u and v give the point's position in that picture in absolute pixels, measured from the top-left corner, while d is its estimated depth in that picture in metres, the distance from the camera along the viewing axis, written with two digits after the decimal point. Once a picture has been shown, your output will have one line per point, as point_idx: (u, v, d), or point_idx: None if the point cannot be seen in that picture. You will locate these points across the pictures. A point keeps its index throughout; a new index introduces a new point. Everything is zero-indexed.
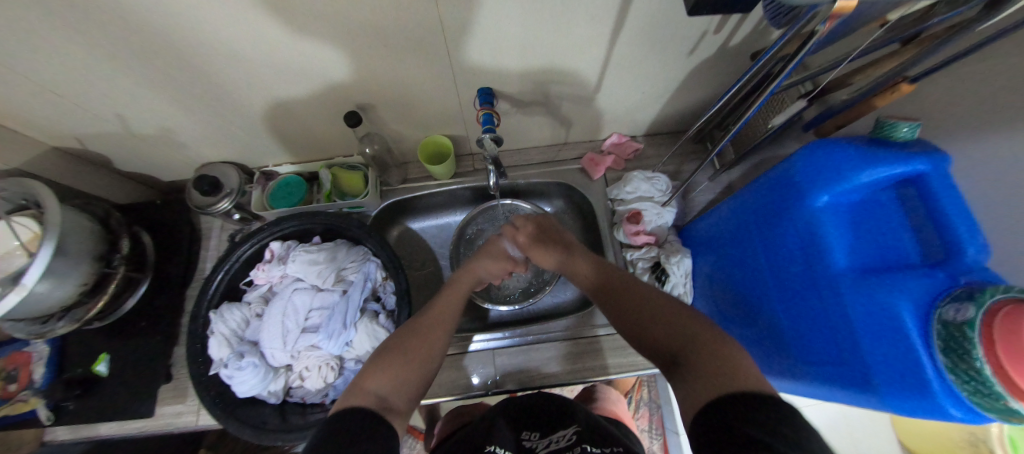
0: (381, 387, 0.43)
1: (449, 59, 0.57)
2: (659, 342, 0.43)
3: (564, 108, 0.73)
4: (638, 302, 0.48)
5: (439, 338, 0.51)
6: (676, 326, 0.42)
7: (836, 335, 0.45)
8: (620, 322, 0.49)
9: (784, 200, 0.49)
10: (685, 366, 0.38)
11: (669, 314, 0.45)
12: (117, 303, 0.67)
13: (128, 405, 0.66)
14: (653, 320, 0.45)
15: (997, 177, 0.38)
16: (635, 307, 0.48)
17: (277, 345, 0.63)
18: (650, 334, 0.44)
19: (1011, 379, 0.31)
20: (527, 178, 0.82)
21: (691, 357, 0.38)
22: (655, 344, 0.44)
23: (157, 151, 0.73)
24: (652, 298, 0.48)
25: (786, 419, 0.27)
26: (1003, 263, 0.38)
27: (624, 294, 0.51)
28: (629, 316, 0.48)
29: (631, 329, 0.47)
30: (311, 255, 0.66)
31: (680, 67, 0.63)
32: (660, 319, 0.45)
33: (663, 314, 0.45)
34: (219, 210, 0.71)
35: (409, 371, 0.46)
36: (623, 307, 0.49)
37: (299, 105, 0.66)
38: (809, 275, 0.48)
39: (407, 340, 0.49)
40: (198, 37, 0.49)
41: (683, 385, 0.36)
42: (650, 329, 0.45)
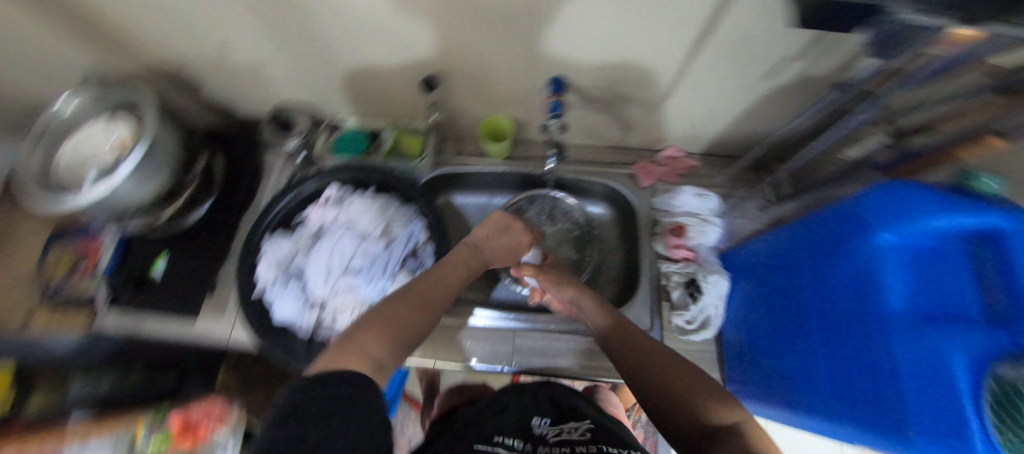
0: (378, 351, 0.43)
1: (531, 44, 0.59)
2: (692, 413, 0.39)
3: (628, 110, 0.74)
4: (675, 368, 0.45)
5: (424, 317, 0.53)
6: (716, 402, 0.39)
7: (874, 374, 0.44)
8: (644, 379, 0.46)
9: (845, 235, 0.49)
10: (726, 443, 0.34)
11: (710, 389, 0.41)
12: (183, 214, 0.74)
13: (175, 309, 0.71)
14: (686, 385, 0.42)
15: None
16: (670, 376, 0.44)
17: (319, 280, 0.67)
18: (677, 398, 0.42)
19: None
20: (576, 174, 0.84)
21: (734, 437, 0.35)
22: (683, 419, 0.40)
23: (243, 83, 0.78)
24: (687, 367, 0.45)
25: None
26: None
27: (655, 360, 0.47)
28: (657, 381, 0.45)
29: (661, 396, 0.43)
30: (366, 204, 0.70)
31: (754, 90, 0.64)
32: (694, 389, 0.42)
33: (701, 388, 0.42)
34: (287, 147, 0.80)
35: (402, 336, 0.48)
36: (651, 372, 0.46)
37: (380, 65, 0.70)
38: (858, 312, 0.46)
39: (410, 318, 0.51)
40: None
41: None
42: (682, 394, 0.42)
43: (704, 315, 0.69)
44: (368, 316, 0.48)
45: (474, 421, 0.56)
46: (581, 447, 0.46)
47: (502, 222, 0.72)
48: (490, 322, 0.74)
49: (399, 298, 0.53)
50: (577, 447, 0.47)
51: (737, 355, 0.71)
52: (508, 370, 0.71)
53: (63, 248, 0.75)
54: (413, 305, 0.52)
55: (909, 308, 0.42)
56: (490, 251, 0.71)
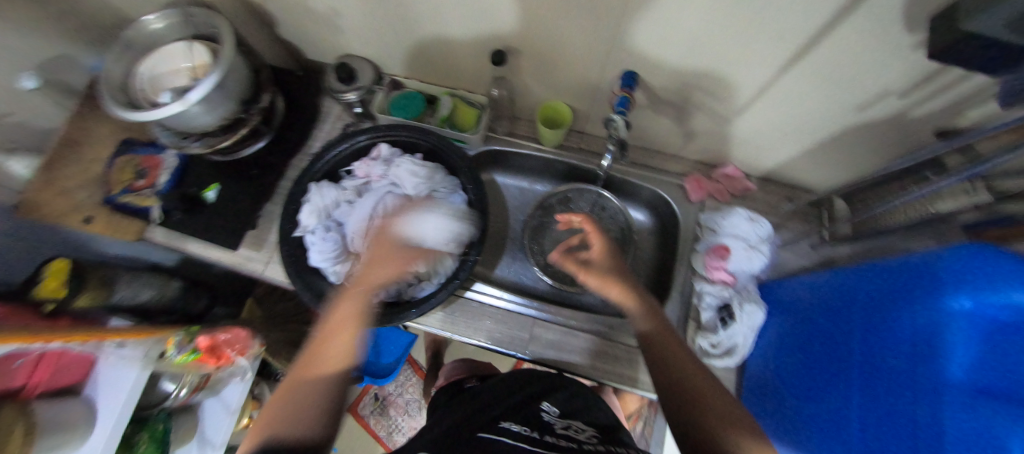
0: (306, 415, 0.43)
1: (614, 32, 0.57)
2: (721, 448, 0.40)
3: (696, 119, 0.70)
4: (704, 392, 0.47)
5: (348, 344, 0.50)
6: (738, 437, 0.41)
7: (913, 442, 0.40)
8: (678, 396, 0.47)
9: (914, 292, 0.45)
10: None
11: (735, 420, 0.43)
12: (239, 146, 0.75)
13: (220, 235, 0.74)
14: (713, 414, 0.44)
15: None
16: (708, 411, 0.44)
17: (359, 232, 0.69)
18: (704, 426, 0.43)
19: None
20: (625, 174, 0.81)
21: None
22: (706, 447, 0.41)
23: (315, 28, 0.79)
24: (715, 394, 0.46)
25: None
26: None
27: (690, 383, 0.48)
28: (688, 402, 0.46)
29: (697, 423, 0.44)
30: (414, 167, 0.71)
31: (840, 120, 0.60)
32: (720, 419, 0.43)
33: (726, 417, 0.43)
34: (345, 99, 0.78)
35: (319, 387, 0.46)
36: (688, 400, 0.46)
37: (454, 30, 0.68)
38: (911, 375, 0.43)
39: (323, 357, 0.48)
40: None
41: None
42: (708, 423, 0.43)
43: (730, 342, 0.66)
44: (293, 380, 0.47)
45: (484, 403, 0.55)
46: (590, 445, 0.43)
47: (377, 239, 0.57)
48: (510, 306, 0.74)
49: (315, 347, 0.49)
50: (584, 445, 0.44)
51: (763, 389, 0.69)
52: (522, 357, 0.71)
53: (129, 159, 0.79)
54: (330, 343, 0.49)
55: (970, 381, 0.38)
56: (354, 283, 0.54)
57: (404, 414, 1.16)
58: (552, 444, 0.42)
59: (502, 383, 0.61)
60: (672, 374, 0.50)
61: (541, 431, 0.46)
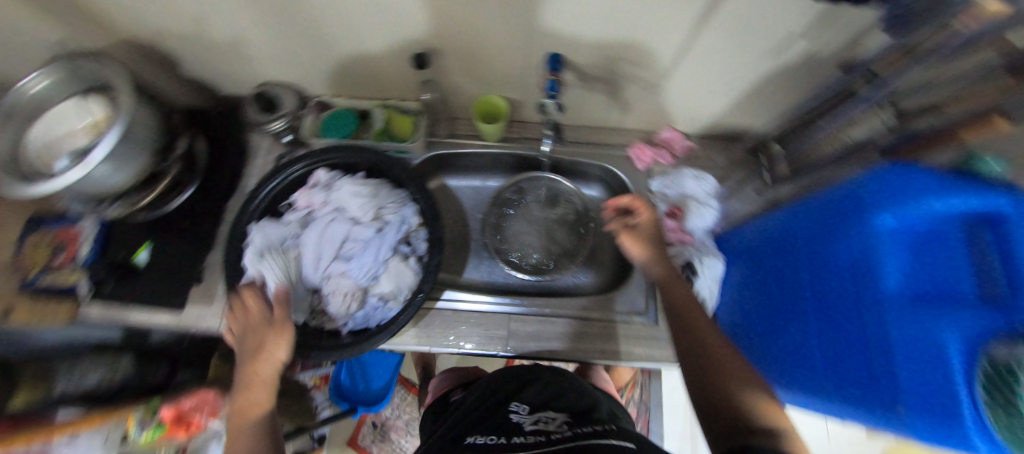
0: None
1: (528, 17, 0.56)
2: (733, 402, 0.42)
3: (628, 89, 0.71)
4: (725, 358, 0.47)
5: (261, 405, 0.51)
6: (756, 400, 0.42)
7: (870, 354, 0.45)
8: (698, 360, 0.48)
9: (846, 219, 0.48)
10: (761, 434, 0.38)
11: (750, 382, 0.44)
12: (165, 199, 0.70)
13: (160, 297, 0.69)
14: (731, 378, 0.45)
15: None
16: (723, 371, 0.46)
17: (310, 265, 0.66)
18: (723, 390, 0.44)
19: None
20: (572, 156, 0.82)
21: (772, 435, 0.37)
22: (725, 408, 0.42)
23: (223, 60, 0.74)
24: (733, 361, 0.47)
25: None
26: None
27: (713, 350, 0.48)
28: (709, 367, 0.47)
29: (713, 381, 0.45)
30: (356, 188, 0.68)
31: (759, 69, 0.62)
32: (737, 383, 0.44)
33: (744, 382, 0.44)
34: (272, 129, 0.74)
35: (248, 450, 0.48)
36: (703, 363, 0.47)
37: (368, 39, 0.66)
38: (855, 294, 0.47)
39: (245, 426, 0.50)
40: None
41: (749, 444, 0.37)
42: (728, 388, 0.44)
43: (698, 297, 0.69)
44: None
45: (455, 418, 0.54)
46: (558, 434, 0.45)
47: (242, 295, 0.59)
48: (484, 307, 0.74)
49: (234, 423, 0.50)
50: (554, 435, 0.45)
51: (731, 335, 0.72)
52: (505, 354, 0.71)
53: (42, 235, 0.72)
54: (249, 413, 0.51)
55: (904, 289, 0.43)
56: (251, 343, 0.55)
57: (406, 435, 1.14)
58: (521, 447, 0.43)
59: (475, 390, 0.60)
60: (697, 342, 0.50)
61: (510, 435, 0.46)
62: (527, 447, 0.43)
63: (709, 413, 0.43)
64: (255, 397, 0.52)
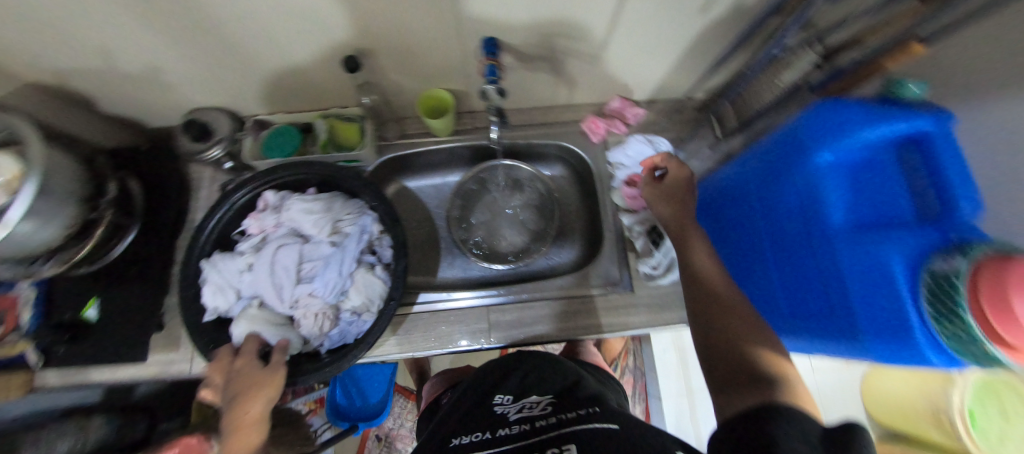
0: None
1: (454, 5, 0.54)
2: (740, 355, 0.40)
3: (570, 65, 0.70)
4: (728, 310, 0.45)
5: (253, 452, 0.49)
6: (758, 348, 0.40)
7: (828, 289, 0.46)
8: (703, 313, 0.46)
9: (787, 160, 0.49)
10: (764, 385, 0.35)
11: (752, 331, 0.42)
12: (105, 248, 0.66)
13: (119, 351, 0.66)
14: (734, 329, 0.42)
15: (1011, 140, 0.37)
16: (733, 329, 0.43)
17: (271, 293, 0.63)
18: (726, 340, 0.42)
19: (991, 328, 0.31)
20: (527, 139, 0.81)
21: (773, 385, 0.35)
22: (730, 358, 0.40)
23: (142, 91, 0.69)
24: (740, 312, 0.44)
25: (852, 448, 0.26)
26: (1006, 229, 0.38)
27: (719, 304, 0.46)
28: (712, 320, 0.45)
29: (718, 334, 0.43)
30: (308, 205, 0.65)
31: (692, 26, 0.62)
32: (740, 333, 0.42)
33: (747, 332, 0.42)
34: (210, 157, 0.70)
35: None
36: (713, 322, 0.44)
37: (294, 49, 0.62)
38: (807, 233, 0.48)
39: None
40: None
41: (750, 397, 0.34)
42: (730, 340, 0.42)
43: (668, 258, 0.70)
44: None
45: (441, 421, 0.53)
46: (542, 421, 0.45)
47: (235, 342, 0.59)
48: (462, 303, 0.73)
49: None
50: (538, 422, 0.46)
51: None
52: (488, 346, 0.71)
53: None
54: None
55: (850, 221, 0.44)
56: (242, 383, 0.53)
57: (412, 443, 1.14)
58: (506, 439, 0.43)
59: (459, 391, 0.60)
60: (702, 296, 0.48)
61: (495, 428, 0.47)
62: (512, 439, 0.43)
63: (716, 370, 0.41)
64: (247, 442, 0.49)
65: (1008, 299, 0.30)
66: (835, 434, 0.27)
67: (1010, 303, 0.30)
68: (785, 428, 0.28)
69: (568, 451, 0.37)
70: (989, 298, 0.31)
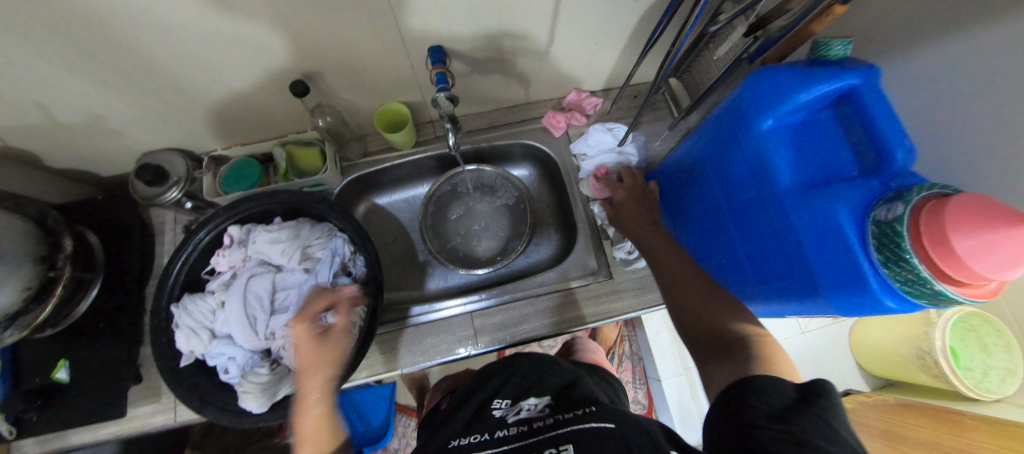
0: None
1: (393, 20, 0.54)
2: (714, 328, 0.41)
3: (520, 65, 0.71)
4: (693, 285, 0.46)
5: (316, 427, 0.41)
6: (727, 319, 0.41)
7: (787, 251, 0.46)
8: (670, 290, 0.48)
9: (735, 129, 0.50)
10: (740, 354, 0.37)
11: (719, 301, 0.44)
12: (70, 305, 0.64)
13: (97, 411, 0.64)
14: (701, 302, 0.44)
15: (933, 88, 0.39)
16: (701, 302, 0.44)
17: (245, 333, 0.59)
18: (697, 314, 0.43)
19: (939, 267, 0.32)
20: (490, 142, 0.82)
21: (749, 354, 0.36)
22: (703, 331, 0.42)
23: (90, 141, 0.67)
24: (704, 286, 0.46)
25: (823, 432, 0.26)
26: (941, 173, 0.40)
27: (685, 280, 0.47)
28: (678, 295, 0.46)
29: (685, 308, 0.45)
30: (273, 234, 0.64)
31: (633, 13, 0.63)
32: (708, 304, 0.44)
33: (713, 303, 0.43)
34: (169, 200, 0.68)
35: None
36: (682, 299, 0.46)
37: (242, 81, 0.62)
38: (760, 199, 0.48)
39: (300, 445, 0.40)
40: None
41: (729, 369, 0.36)
42: (699, 314, 0.43)
43: None
44: None
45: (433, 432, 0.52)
46: (541, 422, 0.45)
47: (312, 300, 0.48)
48: (444, 313, 0.72)
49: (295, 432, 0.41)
50: (536, 423, 0.45)
51: None
52: (476, 352, 0.70)
53: None
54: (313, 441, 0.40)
55: (798, 180, 0.44)
56: (297, 361, 0.44)
57: None
58: (502, 441, 0.43)
59: (456, 398, 0.59)
60: (668, 276, 0.49)
61: (493, 429, 0.46)
62: (508, 441, 0.43)
63: (693, 340, 0.42)
64: (313, 421, 0.41)
65: (946, 237, 0.31)
66: (807, 396, 0.30)
67: (948, 242, 0.31)
68: (764, 403, 0.30)
69: (566, 451, 0.37)
70: (932, 241, 0.32)
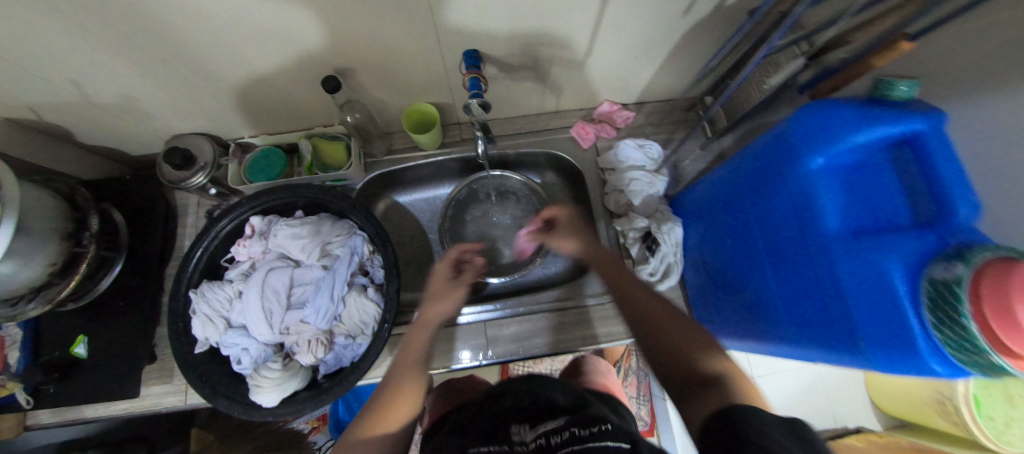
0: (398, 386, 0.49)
1: (432, 20, 0.53)
2: (688, 359, 0.40)
3: (554, 73, 0.69)
4: (660, 312, 0.47)
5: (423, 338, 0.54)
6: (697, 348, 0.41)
7: (825, 298, 0.44)
8: (637, 316, 0.47)
9: (780, 163, 0.47)
10: (714, 387, 0.36)
11: (687, 329, 0.44)
12: (91, 282, 0.64)
13: (111, 389, 0.65)
14: (669, 329, 0.44)
15: (1005, 139, 0.36)
16: (672, 333, 0.44)
17: (260, 325, 0.59)
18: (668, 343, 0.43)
19: (998, 338, 0.30)
20: (516, 148, 0.80)
21: (724, 386, 0.36)
22: (675, 362, 0.41)
23: (121, 122, 0.68)
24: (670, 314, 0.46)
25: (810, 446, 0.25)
26: (1005, 230, 0.37)
27: (652, 307, 0.48)
28: (646, 321, 0.46)
29: (657, 335, 0.44)
30: (294, 229, 0.63)
31: (676, 29, 0.61)
32: (676, 332, 0.44)
33: (680, 332, 0.43)
34: (194, 184, 0.68)
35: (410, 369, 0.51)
36: (651, 330, 0.45)
37: (274, 72, 0.62)
38: (800, 239, 0.46)
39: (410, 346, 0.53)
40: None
41: (706, 402, 0.34)
42: (670, 341, 0.43)
43: (664, 264, 0.69)
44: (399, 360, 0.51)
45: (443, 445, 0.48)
46: (559, 436, 0.42)
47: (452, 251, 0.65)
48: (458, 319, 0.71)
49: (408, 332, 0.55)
50: (554, 437, 0.43)
51: (699, 294, 0.69)
52: (487, 362, 0.69)
53: None
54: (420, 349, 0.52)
55: (845, 226, 0.42)
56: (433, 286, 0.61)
57: None
58: None
59: (466, 412, 0.55)
60: (633, 302, 0.49)
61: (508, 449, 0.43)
62: None
63: (669, 376, 0.41)
64: (423, 338, 0.54)
65: (1009, 305, 0.29)
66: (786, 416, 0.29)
67: (1011, 311, 0.29)
68: (751, 419, 0.28)
69: None
70: (992, 308, 0.30)
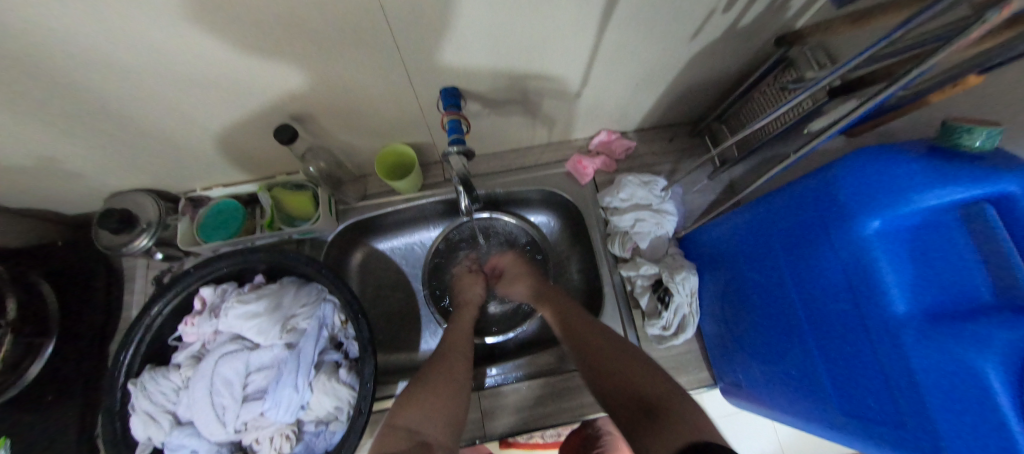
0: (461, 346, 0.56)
1: (400, 59, 0.45)
2: (635, 393, 0.44)
3: (545, 106, 0.61)
4: (597, 346, 0.51)
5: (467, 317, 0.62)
6: (644, 380, 0.45)
7: (889, 393, 0.35)
8: (578, 350, 0.52)
9: (821, 223, 0.39)
10: (662, 419, 0.39)
11: (633, 362, 0.48)
12: (15, 372, 0.56)
13: None
14: (618, 362, 0.48)
15: None
16: (619, 362, 0.48)
17: (212, 424, 0.50)
18: (619, 380, 0.46)
19: None
20: (505, 187, 0.72)
21: (668, 415, 0.39)
22: (621, 394, 0.45)
23: (42, 182, 0.58)
24: (610, 346, 0.51)
25: None
26: None
27: (592, 343, 0.52)
28: (590, 356, 0.51)
29: (593, 367, 0.49)
30: (249, 306, 0.54)
31: (682, 55, 0.53)
32: (626, 363, 0.48)
33: (629, 364, 0.47)
34: (138, 248, 0.59)
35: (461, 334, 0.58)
36: (595, 360, 0.50)
37: (220, 122, 0.53)
38: (856, 316, 0.38)
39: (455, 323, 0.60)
40: (15, 34, 0.34)
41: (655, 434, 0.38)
42: (620, 374, 0.47)
43: (680, 316, 0.61)
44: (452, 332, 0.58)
45: None
46: None
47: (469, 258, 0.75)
48: None
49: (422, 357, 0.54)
50: None
51: (721, 349, 0.61)
52: (484, 441, 0.61)
53: None
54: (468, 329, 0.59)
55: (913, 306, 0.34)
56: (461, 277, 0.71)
57: None
58: None
59: None
60: (571, 334, 0.55)
61: None
62: None
63: (615, 411, 0.44)
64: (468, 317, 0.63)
65: None
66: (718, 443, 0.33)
67: None
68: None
69: None
70: None
